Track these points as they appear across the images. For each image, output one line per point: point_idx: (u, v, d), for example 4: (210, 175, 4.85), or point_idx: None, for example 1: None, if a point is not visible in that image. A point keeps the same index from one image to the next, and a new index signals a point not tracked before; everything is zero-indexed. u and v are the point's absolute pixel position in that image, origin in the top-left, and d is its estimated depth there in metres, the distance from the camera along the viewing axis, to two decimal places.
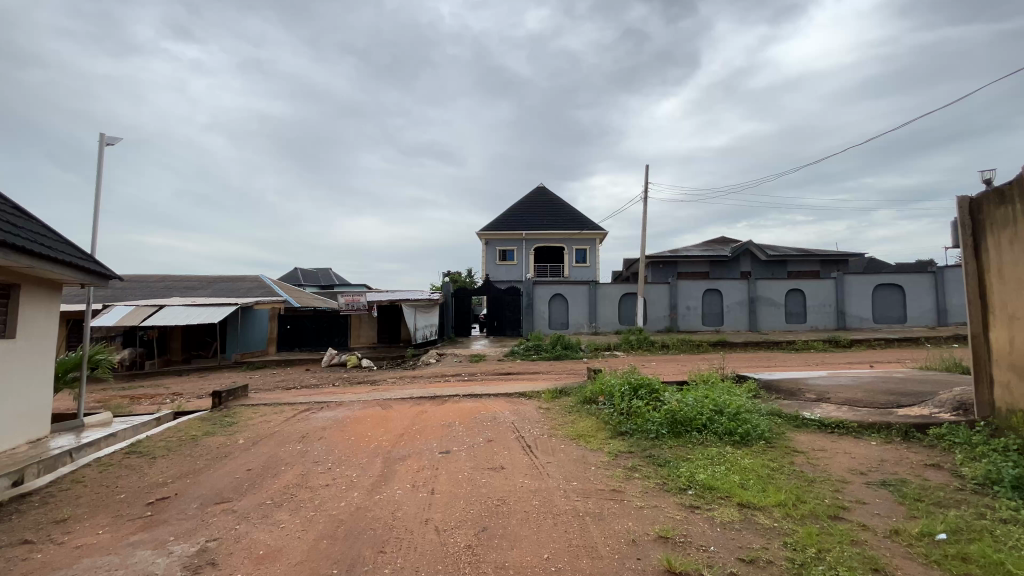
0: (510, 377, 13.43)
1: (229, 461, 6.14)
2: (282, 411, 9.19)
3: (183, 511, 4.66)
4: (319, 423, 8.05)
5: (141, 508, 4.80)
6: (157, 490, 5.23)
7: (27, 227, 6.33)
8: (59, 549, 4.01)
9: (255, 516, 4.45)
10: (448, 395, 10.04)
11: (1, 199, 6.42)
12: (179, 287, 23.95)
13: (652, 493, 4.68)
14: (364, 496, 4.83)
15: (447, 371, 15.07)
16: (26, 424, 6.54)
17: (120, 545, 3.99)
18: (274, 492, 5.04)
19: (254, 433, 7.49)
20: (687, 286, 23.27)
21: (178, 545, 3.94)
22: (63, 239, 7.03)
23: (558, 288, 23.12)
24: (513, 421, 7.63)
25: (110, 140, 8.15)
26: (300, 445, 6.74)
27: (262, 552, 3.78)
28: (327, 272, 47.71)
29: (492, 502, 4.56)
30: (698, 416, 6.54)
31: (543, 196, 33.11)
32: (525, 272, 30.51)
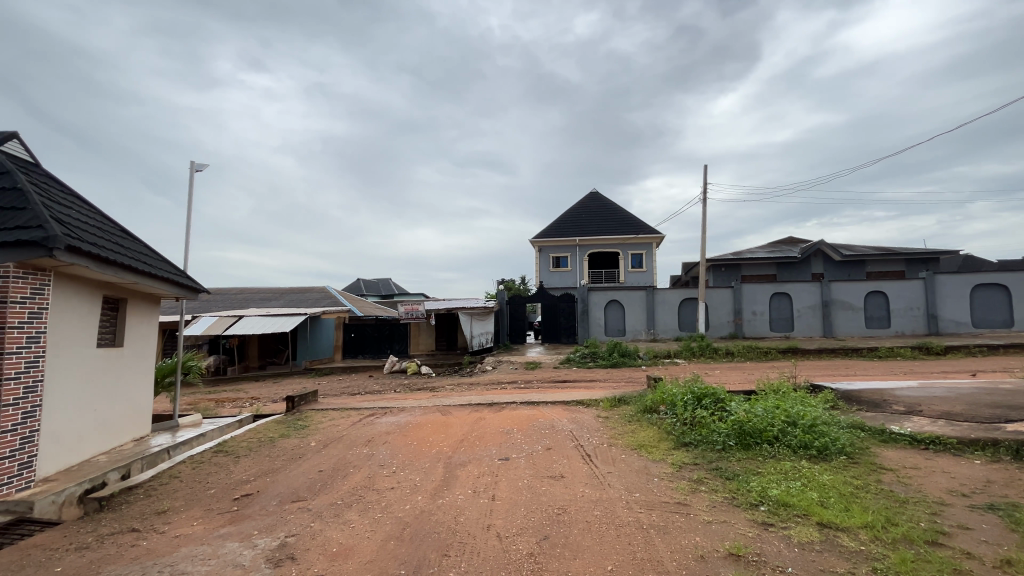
0: (566, 385, 13.34)
1: (303, 462, 6.54)
2: (350, 415, 9.66)
3: (264, 507, 5.03)
4: (384, 427, 8.38)
5: (228, 503, 5.22)
6: (241, 487, 5.67)
7: (130, 248, 7.10)
8: (161, 538, 4.44)
9: (328, 515, 4.71)
10: (505, 402, 10.12)
11: (110, 223, 7.29)
12: (256, 299, 25.89)
13: (721, 507, 4.47)
14: (428, 500, 4.97)
15: (504, 378, 15.20)
16: (131, 424, 7.32)
17: (211, 537, 4.36)
18: (345, 493, 5.32)
19: (325, 436, 7.94)
20: (752, 289, 22.05)
21: (261, 539, 4.24)
22: (159, 257, 7.84)
23: (614, 294, 22.67)
24: (571, 430, 7.57)
25: (199, 166, 9.03)
26: (366, 448, 7.06)
27: (336, 549, 4.00)
28: (388, 282, 49.77)
29: (553, 510, 4.55)
30: (769, 427, 6.16)
31: (594, 201, 32.77)
32: (580, 278, 30.12)
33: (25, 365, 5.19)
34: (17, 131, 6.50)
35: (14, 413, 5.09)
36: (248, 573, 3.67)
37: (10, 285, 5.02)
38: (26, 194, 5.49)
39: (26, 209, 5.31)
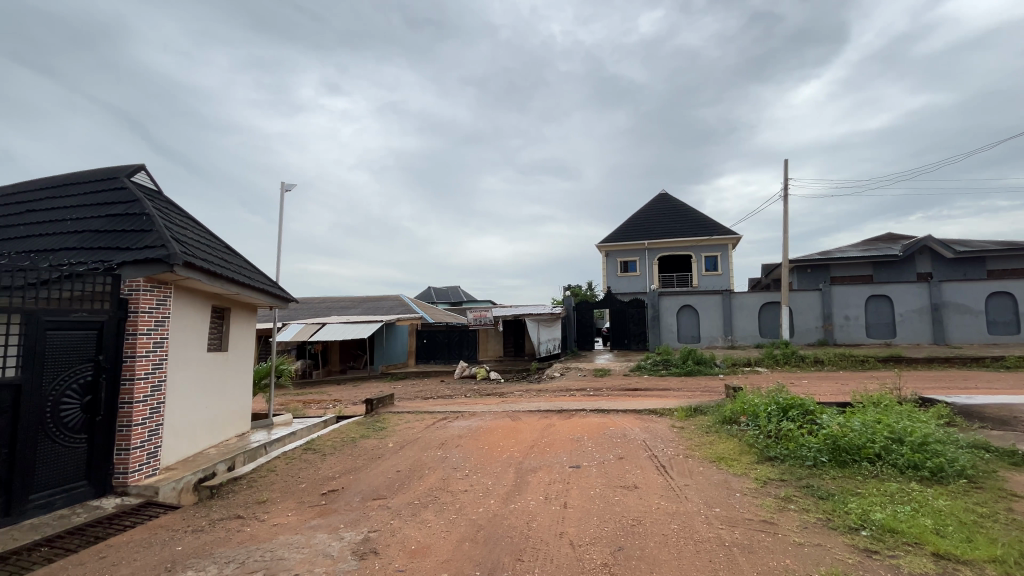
0: (638, 393, 12.94)
1: (382, 462, 6.90)
2: (424, 419, 10.04)
3: (349, 503, 5.37)
4: (456, 431, 8.62)
5: (317, 497, 5.63)
6: (328, 483, 6.09)
7: (232, 263, 7.92)
8: (261, 525, 4.89)
9: (407, 514, 4.92)
10: (575, 409, 10.01)
11: (216, 240, 8.19)
12: (338, 308, 27.72)
13: (814, 529, 4.12)
14: (500, 504, 5.04)
15: (572, 385, 15.04)
16: (235, 421, 8.12)
17: (304, 527, 4.73)
18: (421, 493, 5.53)
19: (401, 437, 8.32)
20: (845, 292, 20.15)
21: (347, 533, 4.52)
22: (256, 270, 8.68)
23: (686, 298, 21.73)
24: (644, 439, 7.34)
25: (288, 186, 9.88)
26: (440, 451, 7.30)
27: (414, 546, 4.17)
28: (457, 290, 51.17)
29: (626, 521, 4.44)
30: (869, 444, 5.59)
31: (663, 202, 31.72)
32: (649, 282, 29.17)
33: (152, 367, 5.96)
34: (143, 164, 7.52)
35: (145, 408, 5.85)
36: (337, 563, 3.93)
37: (140, 297, 5.80)
38: (151, 218, 6.33)
39: (151, 231, 6.12)
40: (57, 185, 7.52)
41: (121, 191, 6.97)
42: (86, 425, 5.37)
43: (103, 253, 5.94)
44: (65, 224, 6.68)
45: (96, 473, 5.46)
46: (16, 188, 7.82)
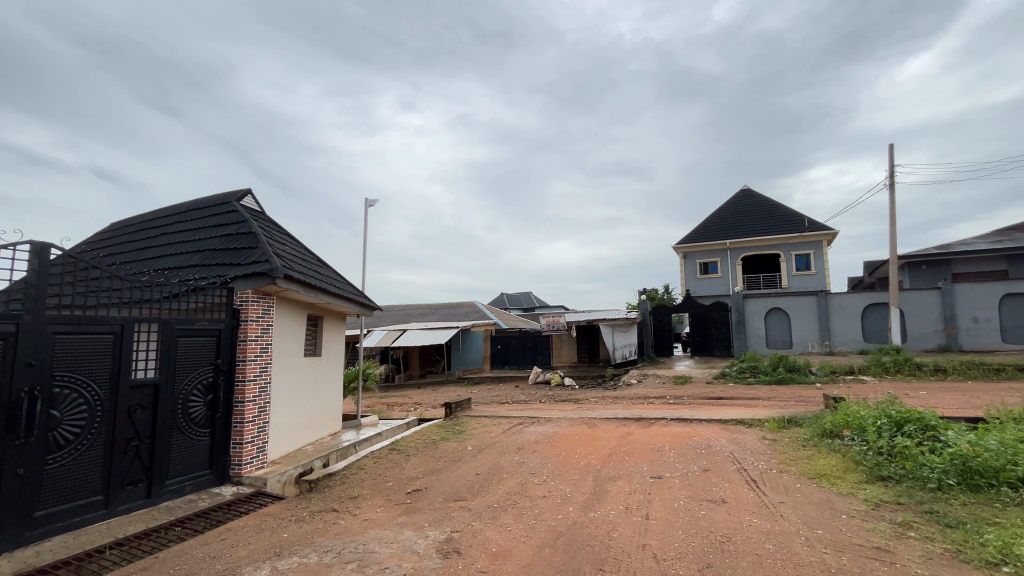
0: (723, 402, 12.18)
1: (462, 465, 7.10)
2: (501, 423, 10.18)
3: (432, 503, 5.59)
4: (533, 437, 8.66)
5: (403, 496, 5.92)
6: (413, 483, 6.38)
7: (324, 274, 8.61)
8: (354, 519, 5.24)
9: (487, 517, 5.03)
10: (655, 417, 9.64)
11: (310, 254, 8.96)
12: (417, 315, 29.06)
13: (940, 561, 3.63)
14: (579, 512, 4.98)
15: (650, 392, 14.51)
16: (328, 421, 8.78)
17: (392, 523, 5.00)
18: (500, 497, 5.62)
19: (479, 441, 8.51)
20: (971, 290, 17.63)
21: (431, 531, 4.71)
22: (344, 281, 9.36)
23: (775, 300, 20.20)
24: (731, 451, 6.90)
25: (371, 202, 10.57)
26: (518, 456, 7.37)
27: (495, 549, 4.24)
28: (529, 296, 51.48)
29: (715, 537, 4.20)
30: (1010, 466, 4.83)
31: (747, 199, 29.76)
32: (733, 284, 27.43)
33: (259, 369, 6.62)
34: (249, 188, 8.43)
35: (254, 407, 6.52)
36: (423, 560, 4.11)
37: (250, 307, 6.50)
38: (257, 236, 7.07)
39: (257, 248, 6.84)
40: (182, 210, 8.65)
41: (232, 214, 7.87)
42: (208, 421, 6.10)
43: (220, 268, 6.74)
44: (189, 244, 7.66)
45: (217, 463, 6.17)
46: (150, 215, 9.10)
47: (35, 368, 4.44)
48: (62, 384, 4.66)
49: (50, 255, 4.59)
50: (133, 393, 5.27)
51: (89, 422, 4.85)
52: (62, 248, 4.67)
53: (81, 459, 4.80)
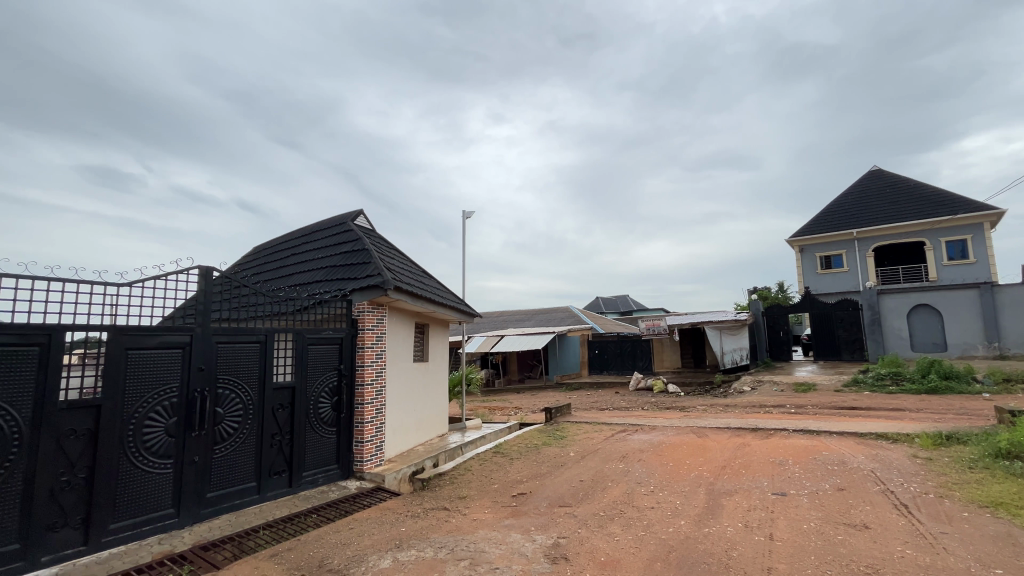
0: (857, 413, 10.75)
1: (565, 471, 7.08)
2: (602, 430, 9.99)
3: (538, 507, 5.64)
4: (637, 445, 8.38)
5: (508, 498, 6.06)
6: (518, 486, 6.51)
7: (428, 285, 9.18)
8: (464, 518, 5.48)
9: (593, 525, 4.95)
10: (774, 428, 8.81)
11: (415, 266, 9.61)
12: (513, 321, 29.68)
13: None
14: (692, 526, 4.70)
15: (767, 400, 13.29)
16: (436, 423, 9.29)
17: (499, 525, 5.14)
18: (605, 505, 5.51)
19: (582, 448, 8.43)
20: None
21: (539, 536, 4.76)
22: (447, 290, 9.88)
23: (918, 297, 17.67)
24: (872, 469, 6.07)
25: (468, 213, 11.03)
26: (622, 464, 7.18)
27: (604, 558, 4.17)
28: (625, 299, 50.01)
29: (857, 567, 3.71)
30: None
31: (878, 181, 26.16)
32: (863, 278, 24.13)
33: (376, 374, 7.23)
34: (361, 209, 9.29)
35: (372, 408, 7.12)
36: (532, 563, 4.16)
37: (366, 317, 7.14)
38: (370, 252, 7.75)
39: (370, 263, 7.50)
40: (308, 232, 9.78)
41: (348, 233, 8.72)
42: (335, 420, 6.79)
43: (340, 283, 7.49)
44: (314, 263, 8.63)
45: (343, 459, 6.83)
46: (283, 239, 10.41)
47: (204, 371, 5.30)
48: (224, 385, 5.49)
49: (212, 276, 5.45)
50: (276, 394, 6.06)
51: (243, 418, 5.66)
52: (221, 271, 5.52)
53: (239, 450, 5.60)
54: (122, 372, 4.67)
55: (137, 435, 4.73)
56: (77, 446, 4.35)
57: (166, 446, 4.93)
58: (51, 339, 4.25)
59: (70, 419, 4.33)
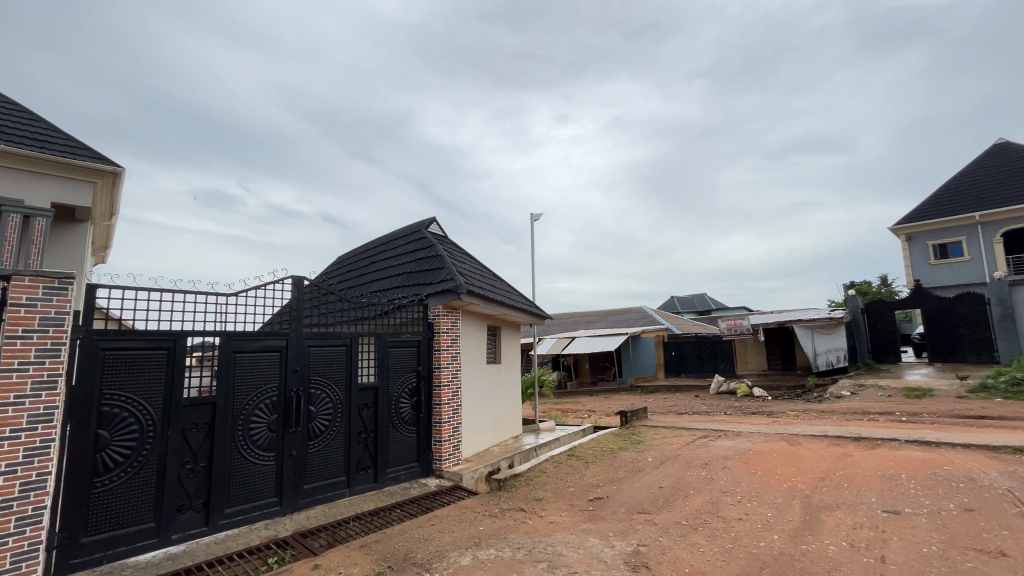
0: (987, 422, 9.37)
1: (643, 476, 6.86)
2: (682, 435, 9.55)
3: (616, 513, 5.52)
4: (721, 451, 7.93)
5: (585, 502, 5.98)
6: (594, 490, 6.40)
7: (499, 288, 9.34)
8: (540, 520, 5.49)
9: (676, 534, 4.75)
10: (881, 437, 7.93)
11: (486, 270, 9.82)
12: (584, 322, 29.33)
13: None
14: (787, 542, 4.36)
15: (871, 406, 12.00)
16: (511, 424, 9.39)
17: (576, 529, 5.09)
18: (688, 514, 5.26)
19: (660, 453, 8.12)
20: None
21: (618, 542, 4.65)
22: (517, 292, 9.98)
23: None
24: (1008, 489, 5.25)
25: (535, 216, 11.08)
26: (705, 471, 6.83)
27: (688, 570, 3.98)
28: (703, 297, 47.54)
29: None
30: None
31: (1004, 155, 22.79)
32: (989, 267, 21.01)
33: (452, 375, 7.46)
34: (434, 216, 9.66)
35: (449, 409, 7.35)
36: (611, 570, 4.08)
37: (441, 320, 7.40)
38: (443, 258, 8.03)
39: (443, 268, 7.77)
40: (385, 242, 10.34)
41: (423, 240, 9.10)
42: (414, 419, 7.10)
43: (416, 288, 7.83)
44: (392, 270, 9.10)
45: (423, 457, 7.12)
46: (364, 247, 11.10)
47: (299, 372, 5.77)
48: (316, 385, 5.95)
49: (304, 284, 5.94)
50: (361, 394, 6.45)
51: (333, 416, 6.10)
52: (311, 279, 6.00)
53: (330, 446, 6.03)
54: (232, 372, 5.22)
55: (245, 430, 5.25)
56: (197, 439, 4.91)
57: (269, 440, 5.43)
58: (175, 344, 4.85)
59: (191, 414, 4.90)
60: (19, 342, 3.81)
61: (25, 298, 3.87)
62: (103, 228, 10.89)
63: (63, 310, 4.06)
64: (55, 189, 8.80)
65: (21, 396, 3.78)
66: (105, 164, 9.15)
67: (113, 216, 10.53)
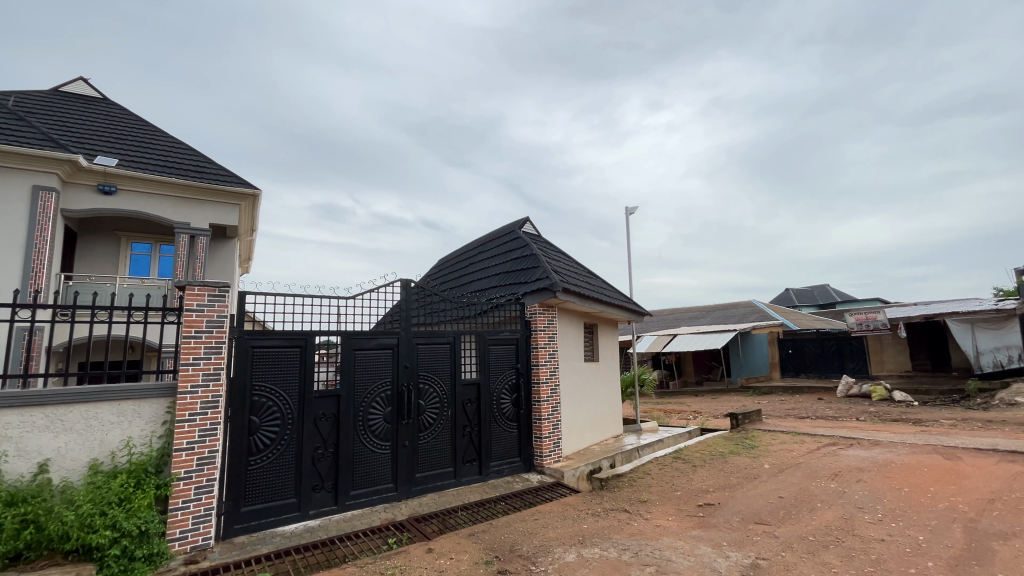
0: None
1: (759, 484, 6.34)
2: (805, 442, 8.65)
3: (729, 521, 5.17)
4: (854, 462, 7.04)
5: (694, 508, 5.69)
6: (704, 496, 6.05)
7: (595, 285, 9.23)
8: (646, 523, 5.32)
9: (801, 550, 4.33)
10: None
11: (580, 267, 9.76)
12: (686, 318, 27.78)
13: None
14: (945, 572, 3.75)
15: None
16: (610, 423, 9.21)
17: (686, 535, 4.86)
18: (816, 529, 4.76)
19: (779, 460, 7.43)
20: None
21: (733, 552, 4.36)
22: (613, 289, 9.76)
23: None
24: None
25: (629, 209, 10.75)
26: (834, 483, 6.11)
27: None
28: (825, 289, 42.52)
29: None
30: None
31: None
32: None
33: (550, 372, 7.53)
34: (528, 216, 9.81)
35: (548, 406, 7.42)
36: None
37: (537, 318, 7.50)
38: (538, 257, 8.12)
39: (539, 267, 7.87)
40: (482, 244, 10.72)
41: (517, 240, 9.29)
42: (515, 415, 7.28)
43: (512, 287, 8.03)
44: (489, 271, 9.41)
45: (524, 452, 7.28)
46: (462, 250, 11.62)
47: (409, 368, 6.23)
48: (425, 381, 6.37)
49: (411, 286, 6.38)
50: (465, 389, 6.77)
51: (441, 410, 6.48)
52: (417, 281, 6.42)
53: (438, 437, 6.42)
54: (353, 368, 5.78)
55: (365, 420, 5.79)
56: (326, 427, 5.51)
57: (385, 430, 5.92)
58: (307, 342, 5.50)
59: (321, 404, 5.52)
60: (193, 340, 4.59)
61: (196, 304, 4.64)
62: (245, 243, 12.65)
63: (222, 314, 4.79)
64: (211, 212, 10.43)
65: (196, 384, 4.54)
66: (246, 187, 10.65)
67: (254, 233, 12.25)
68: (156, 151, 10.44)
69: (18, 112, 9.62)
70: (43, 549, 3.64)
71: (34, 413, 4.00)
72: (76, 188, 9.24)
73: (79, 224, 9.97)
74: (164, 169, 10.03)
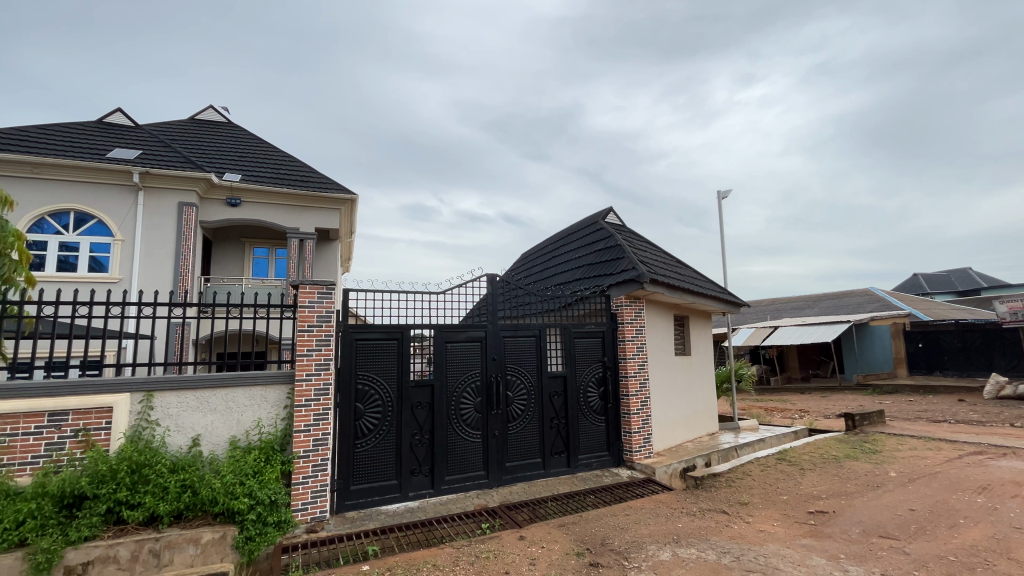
0: None
1: (883, 493, 5.66)
2: (942, 449, 7.54)
3: (847, 532, 4.68)
4: (1008, 474, 6.01)
5: (804, 514, 5.24)
6: (817, 502, 5.53)
7: (685, 275, 8.79)
8: (747, 526, 5.00)
9: (940, 570, 3.81)
10: None
11: (669, 256, 9.33)
12: (789, 309, 25.39)
13: None
14: None
15: None
16: (704, 419, 8.74)
17: (795, 543, 4.50)
18: (957, 548, 4.16)
19: (908, 468, 6.57)
20: None
21: (852, 566, 3.97)
22: (705, 279, 9.22)
23: None
24: None
25: (723, 194, 9.99)
26: (981, 497, 5.28)
27: None
28: (966, 272, 36.50)
29: None
30: None
31: None
32: None
33: (638, 365, 7.31)
34: (611, 206, 9.58)
35: (637, 400, 7.22)
36: None
37: (624, 311, 7.31)
38: (623, 248, 7.91)
39: (624, 258, 7.66)
40: (565, 236, 10.68)
41: (601, 231, 9.13)
42: (603, 408, 7.20)
43: (597, 280, 7.91)
44: (573, 263, 9.36)
45: (613, 447, 7.17)
46: (545, 244, 11.67)
47: (497, 360, 6.40)
48: (512, 372, 6.51)
49: (496, 281, 6.52)
50: (552, 382, 6.82)
51: (529, 402, 6.59)
52: (501, 275, 6.55)
53: (526, 428, 6.54)
54: (444, 359, 6.07)
55: (457, 410, 6.06)
56: (422, 414, 5.86)
57: (476, 419, 6.16)
58: (402, 335, 5.86)
59: (417, 393, 5.87)
60: (307, 333, 5.11)
61: (308, 301, 5.17)
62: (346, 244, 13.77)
63: (330, 310, 5.28)
64: (316, 218, 11.48)
65: (310, 373, 5.06)
66: (344, 193, 11.57)
67: (352, 234, 13.28)
68: (270, 164, 11.70)
69: (167, 140, 11.36)
70: (198, 511, 4.18)
71: (188, 395, 4.71)
72: (211, 202, 10.66)
73: (214, 233, 11.51)
74: (277, 180, 11.22)
